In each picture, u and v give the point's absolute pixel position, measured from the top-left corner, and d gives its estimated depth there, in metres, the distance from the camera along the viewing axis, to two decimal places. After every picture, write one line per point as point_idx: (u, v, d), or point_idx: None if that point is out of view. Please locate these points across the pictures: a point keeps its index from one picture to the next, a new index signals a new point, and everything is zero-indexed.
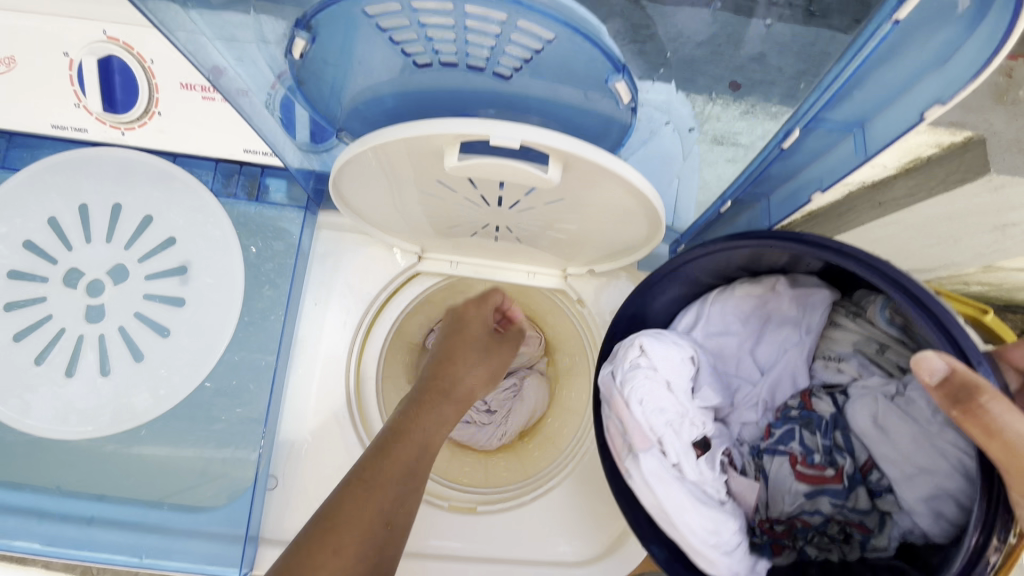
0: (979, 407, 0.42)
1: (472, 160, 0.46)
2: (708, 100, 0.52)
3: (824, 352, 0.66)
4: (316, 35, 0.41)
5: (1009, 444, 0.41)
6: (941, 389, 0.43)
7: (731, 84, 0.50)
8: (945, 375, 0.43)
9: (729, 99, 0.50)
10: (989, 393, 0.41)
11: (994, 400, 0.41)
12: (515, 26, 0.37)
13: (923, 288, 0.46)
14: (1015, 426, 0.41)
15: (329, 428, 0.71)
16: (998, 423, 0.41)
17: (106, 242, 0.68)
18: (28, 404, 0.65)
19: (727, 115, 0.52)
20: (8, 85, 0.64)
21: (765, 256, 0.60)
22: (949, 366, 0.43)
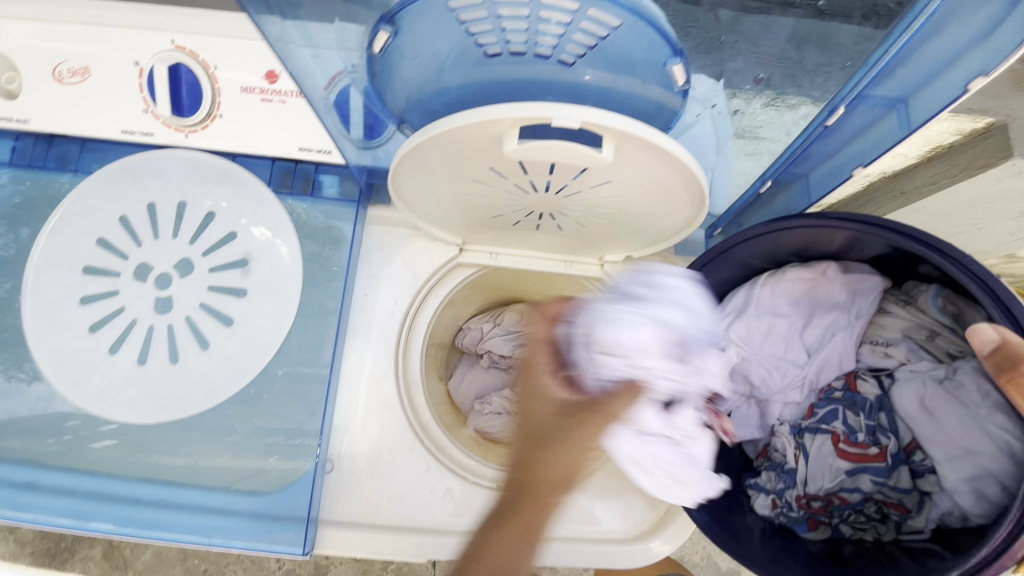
0: (1021, 376, 0.45)
1: (531, 143, 0.49)
2: (734, 96, 0.54)
3: (871, 337, 0.67)
4: (398, 30, 0.46)
5: None
6: (991, 358, 0.46)
7: (754, 79, 0.52)
8: (994, 344, 0.46)
9: (752, 93, 0.53)
10: None
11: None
12: (585, 15, 0.41)
13: (980, 265, 0.50)
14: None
15: (382, 413, 0.74)
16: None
17: (172, 238, 0.72)
18: (103, 390, 0.69)
19: (751, 108, 0.55)
20: (84, 92, 0.69)
21: (819, 238, 0.61)
22: (999, 337, 0.46)
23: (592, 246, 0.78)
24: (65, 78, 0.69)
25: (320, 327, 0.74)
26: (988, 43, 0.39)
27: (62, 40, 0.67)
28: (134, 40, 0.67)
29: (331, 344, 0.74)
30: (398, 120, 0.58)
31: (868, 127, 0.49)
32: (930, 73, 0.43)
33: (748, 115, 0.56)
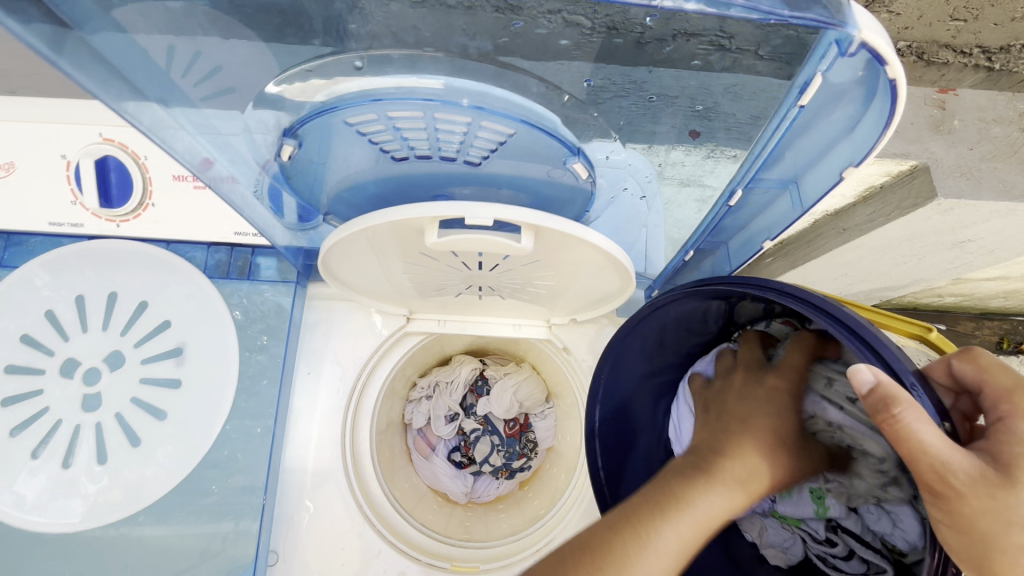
0: (893, 419, 0.39)
1: (450, 237, 0.50)
2: (669, 148, 0.51)
3: None
4: (303, 141, 0.47)
5: (912, 452, 0.39)
6: (865, 401, 0.41)
7: (691, 132, 0.49)
8: (870, 386, 0.40)
9: (690, 145, 0.50)
10: (905, 405, 0.38)
11: (910, 411, 0.38)
12: (479, 125, 0.43)
13: (844, 311, 0.44)
14: (923, 437, 0.38)
15: (329, 490, 0.72)
16: (909, 433, 0.39)
17: (102, 330, 0.70)
18: (26, 498, 0.65)
19: (691, 159, 0.51)
20: (9, 188, 0.68)
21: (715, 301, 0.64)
22: (875, 378, 0.40)
23: (541, 310, 0.78)
24: None
25: (259, 406, 0.71)
26: (851, 137, 0.41)
27: None
28: (60, 135, 0.67)
29: (271, 425, 0.71)
30: (325, 213, 0.60)
31: (768, 204, 0.51)
32: (809, 160, 0.45)
33: (678, 167, 0.52)
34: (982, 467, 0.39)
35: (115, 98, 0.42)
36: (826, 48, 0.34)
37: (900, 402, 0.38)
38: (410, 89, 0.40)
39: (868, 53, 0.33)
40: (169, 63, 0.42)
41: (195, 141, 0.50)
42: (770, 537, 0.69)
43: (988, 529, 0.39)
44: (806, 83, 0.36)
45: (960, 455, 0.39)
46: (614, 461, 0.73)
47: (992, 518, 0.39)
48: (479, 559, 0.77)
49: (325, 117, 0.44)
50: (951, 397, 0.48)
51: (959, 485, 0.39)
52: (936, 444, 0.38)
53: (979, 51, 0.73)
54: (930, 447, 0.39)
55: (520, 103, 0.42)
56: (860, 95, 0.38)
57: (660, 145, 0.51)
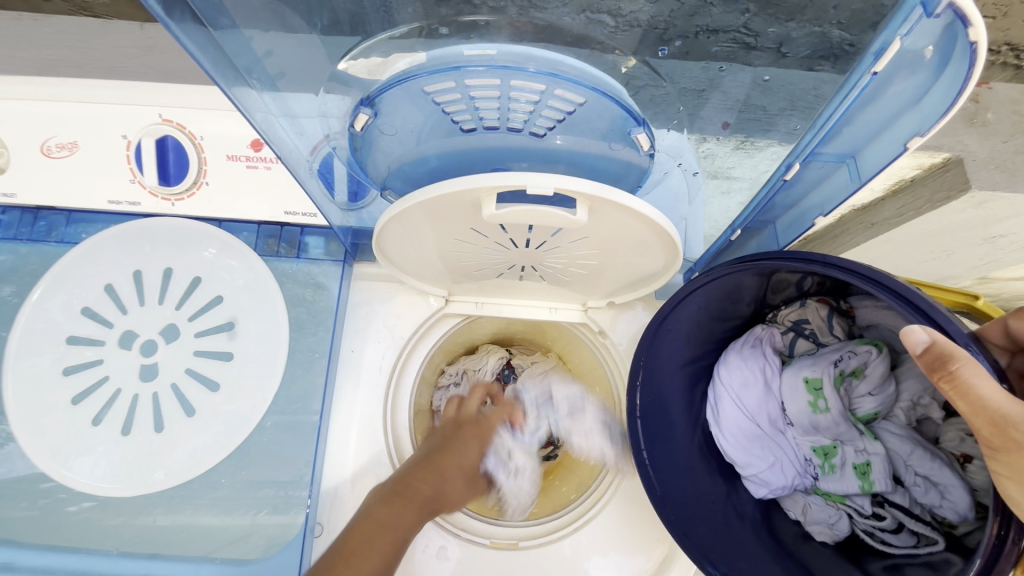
0: (952, 373, 0.42)
1: (509, 208, 0.52)
2: (702, 139, 0.58)
3: None
4: (378, 111, 0.48)
5: (975, 403, 0.41)
6: (920, 359, 0.43)
7: (723, 124, 0.56)
8: (925, 346, 0.43)
9: (721, 136, 0.57)
10: (964, 360, 0.41)
11: (969, 366, 0.41)
12: (552, 94, 0.44)
13: (904, 284, 0.46)
14: (981, 390, 0.41)
15: (370, 466, 0.74)
16: (967, 387, 0.41)
17: (158, 304, 0.72)
18: (86, 464, 0.68)
19: (721, 151, 0.58)
20: (72, 167, 0.71)
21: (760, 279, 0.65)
22: (931, 338, 0.43)
23: (577, 293, 0.80)
24: (52, 152, 0.71)
25: (309, 381, 0.74)
26: (919, 107, 0.42)
27: (51, 118, 0.70)
28: (122, 116, 0.69)
29: (319, 401, 0.73)
30: (381, 186, 0.61)
31: (823, 179, 0.52)
32: (871, 133, 0.46)
33: (719, 158, 0.59)
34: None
35: (224, 82, 0.45)
36: (909, 11, 0.34)
37: (958, 356, 0.41)
38: (489, 57, 0.42)
39: (952, 14, 0.34)
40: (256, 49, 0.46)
41: (271, 119, 0.53)
42: (815, 513, 0.69)
43: None
44: (884, 48, 0.37)
45: (1022, 408, 0.41)
46: (655, 441, 0.73)
47: None
48: (514, 536, 0.78)
49: (402, 86, 0.45)
50: (1006, 357, 0.55)
51: (1023, 437, 0.41)
52: (995, 398, 0.41)
53: (1007, 50, 0.78)
54: (989, 398, 0.41)
55: (592, 74, 0.44)
56: (933, 62, 0.38)
57: (695, 134, 0.58)
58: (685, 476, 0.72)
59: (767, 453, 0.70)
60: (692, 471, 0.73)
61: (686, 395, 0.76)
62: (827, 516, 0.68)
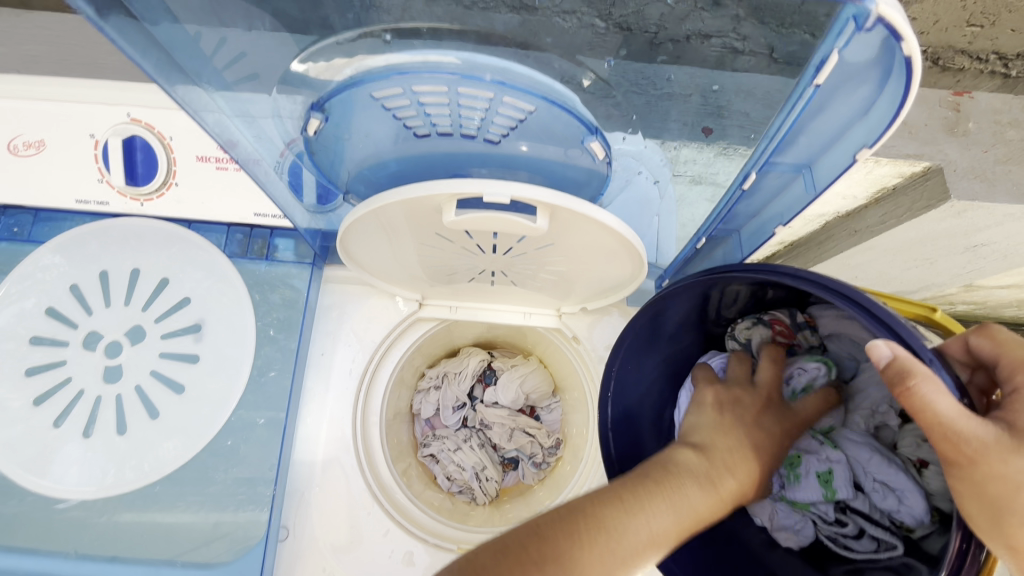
0: (910, 390, 0.41)
1: (468, 215, 0.52)
2: (681, 145, 0.54)
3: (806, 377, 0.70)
4: (330, 116, 0.48)
5: (932, 419, 0.41)
6: (883, 375, 0.42)
7: (703, 129, 0.51)
8: (887, 360, 0.42)
9: (703, 142, 0.52)
10: (922, 376, 0.40)
11: (926, 383, 0.40)
12: (501, 102, 0.44)
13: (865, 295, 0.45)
14: (938, 405, 0.40)
15: (336, 474, 0.73)
16: (926, 403, 0.41)
17: (124, 305, 0.72)
18: (47, 465, 0.67)
19: (703, 156, 0.53)
20: (39, 165, 0.70)
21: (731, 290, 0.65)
22: (893, 353, 0.42)
23: (549, 299, 0.79)
24: (19, 151, 0.70)
25: (276, 385, 0.73)
26: (866, 119, 0.41)
27: (20, 117, 0.70)
28: (91, 114, 0.69)
29: (285, 406, 0.72)
30: (344, 191, 0.61)
31: (782, 189, 0.52)
32: (823, 144, 0.45)
33: (695, 164, 0.55)
34: (996, 434, 0.42)
35: (169, 82, 0.46)
36: (844, 23, 0.34)
37: (917, 373, 0.40)
38: (436, 63, 0.41)
39: (884, 29, 0.34)
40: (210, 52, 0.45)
41: (224, 117, 0.52)
42: (782, 519, 0.68)
43: (997, 494, 0.41)
44: (823, 61, 0.37)
45: (972, 423, 0.41)
46: (627, 453, 0.72)
47: (1002, 485, 0.41)
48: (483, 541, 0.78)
49: (352, 91, 0.45)
50: (968, 373, 0.52)
51: (971, 450, 0.42)
52: (949, 412, 0.41)
53: (997, 58, 0.77)
54: (945, 415, 0.41)
55: (542, 81, 0.43)
56: (875, 76, 0.38)
57: (673, 141, 0.54)
58: None
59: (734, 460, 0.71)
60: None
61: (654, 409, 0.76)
62: (790, 519, 0.68)
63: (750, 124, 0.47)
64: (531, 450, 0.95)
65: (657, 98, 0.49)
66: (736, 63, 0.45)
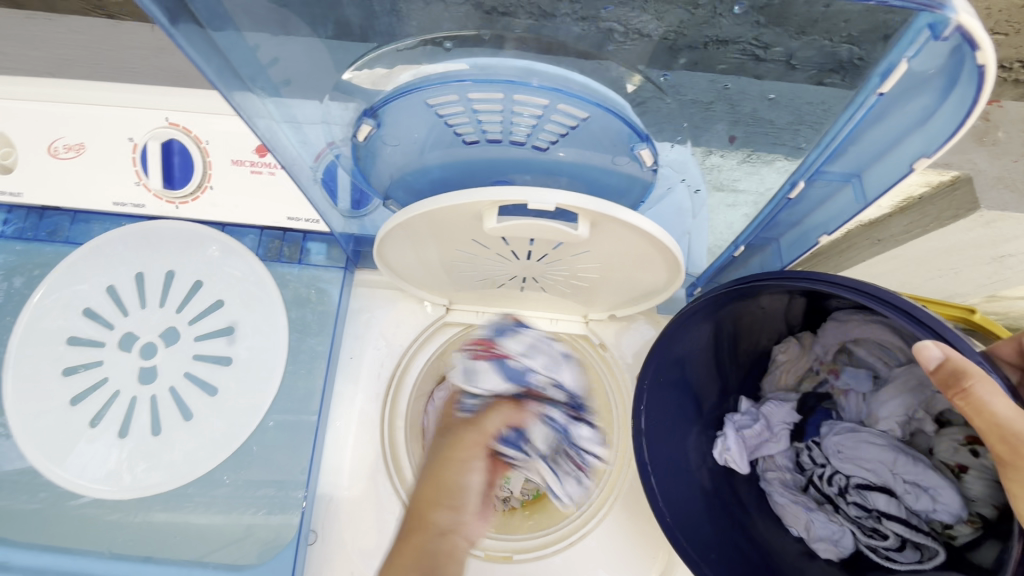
0: (965, 391, 0.41)
1: (510, 221, 0.52)
2: (708, 153, 0.54)
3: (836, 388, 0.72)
4: (381, 121, 0.48)
5: (994, 420, 0.41)
6: (934, 375, 0.43)
7: (730, 138, 0.52)
8: (939, 362, 0.42)
9: (727, 150, 0.53)
10: (977, 377, 0.41)
11: (982, 383, 0.41)
12: (555, 109, 0.44)
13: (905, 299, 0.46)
14: (997, 407, 0.40)
15: (367, 477, 0.73)
16: (981, 404, 0.41)
17: (159, 306, 0.72)
18: (83, 464, 0.68)
19: (728, 164, 0.54)
20: (78, 168, 0.71)
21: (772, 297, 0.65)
22: (943, 354, 0.42)
23: (577, 305, 0.79)
24: (60, 154, 0.71)
25: (305, 387, 0.73)
26: (925, 129, 0.41)
27: (60, 120, 0.71)
28: (130, 118, 0.70)
29: (316, 408, 0.73)
30: (383, 196, 0.61)
31: (827, 199, 0.52)
32: (876, 154, 0.45)
33: (724, 170, 0.55)
34: None
35: (226, 88, 0.46)
36: (916, 33, 0.34)
37: (973, 374, 0.40)
38: (493, 72, 0.42)
39: (960, 37, 0.34)
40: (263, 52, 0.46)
41: (273, 124, 0.53)
42: (818, 530, 0.66)
43: None
44: (890, 69, 0.37)
45: None
46: (662, 457, 0.71)
47: None
48: (509, 547, 0.77)
49: (405, 97, 0.45)
50: (1016, 374, 0.55)
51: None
52: (1010, 414, 0.40)
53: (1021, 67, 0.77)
54: (1003, 415, 0.40)
55: (595, 90, 0.44)
56: (939, 86, 0.38)
57: (702, 148, 0.53)
58: (691, 496, 0.72)
59: (740, 457, 0.71)
60: (699, 493, 0.72)
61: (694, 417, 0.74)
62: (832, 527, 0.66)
63: (789, 130, 0.47)
64: None
65: (688, 103, 0.49)
66: (763, 72, 0.46)
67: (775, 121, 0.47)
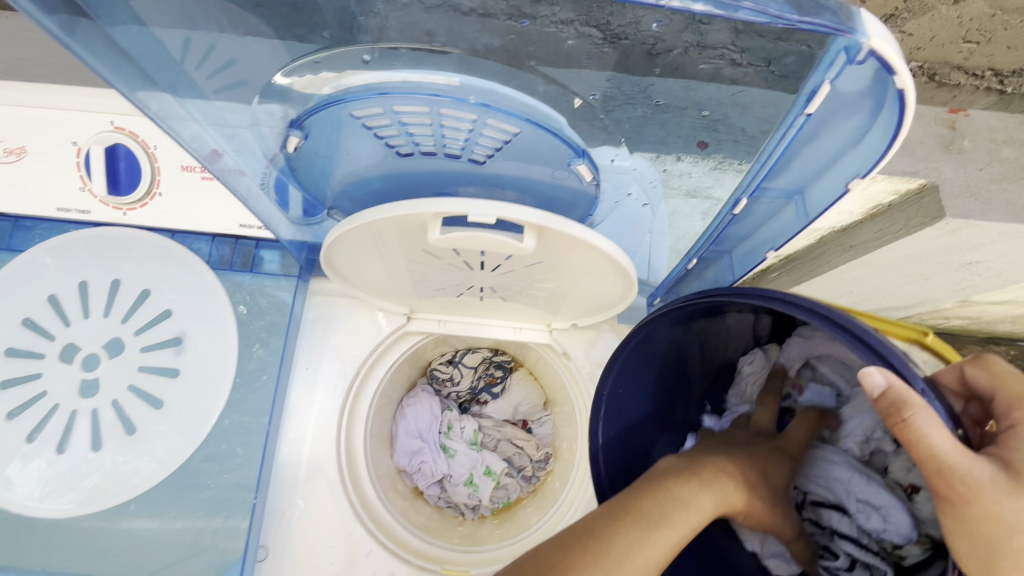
0: (905, 421, 0.40)
1: (453, 233, 0.51)
2: (675, 159, 0.50)
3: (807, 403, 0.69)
4: (309, 133, 0.48)
5: (930, 453, 0.41)
6: (877, 403, 0.41)
7: (698, 143, 0.48)
8: (881, 390, 0.41)
9: (697, 157, 0.49)
10: (917, 407, 0.40)
11: (922, 414, 0.40)
12: (485, 123, 0.43)
13: (859, 322, 0.44)
14: (935, 439, 0.40)
15: (323, 490, 0.72)
16: (921, 436, 0.40)
17: (103, 316, 0.70)
18: (20, 481, 0.66)
19: (698, 171, 0.50)
20: (19, 172, 0.69)
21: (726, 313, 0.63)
22: (887, 382, 0.40)
23: (541, 314, 0.78)
24: None
25: (257, 398, 0.71)
26: (859, 148, 0.41)
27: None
28: (73, 122, 0.67)
29: (268, 410, 0.71)
30: (329, 207, 0.60)
31: (774, 214, 0.51)
32: (817, 171, 0.45)
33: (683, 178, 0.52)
34: (991, 472, 0.41)
35: (130, 89, 0.43)
36: (835, 54, 0.34)
37: (912, 404, 0.39)
38: (416, 84, 0.41)
39: (876, 62, 0.34)
40: (185, 55, 0.43)
41: (200, 130, 0.51)
42: (773, 546, 0.67)
43: (989, 534, 0.42)
44: (814, 91, 0.36)
45: (970, 460, 0.41)
46: (620, 474, 0.70)
47: (993, 524, 0.41)
48: (468, 563, 0.76)
49: (332, 109, 0.44)
50: (961, 403, 0.53)
51: (965, 488, 0.41)
52: (945, 448, 0.40)
53: (992, 75, 0.77)
54: (941, 449, 0.40)
55: (527, 103, 0.42)
56: (868, 106, 0.38)
57: (668, 155, 0.50)
58: None
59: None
60: None
61: (653, 430, 0.74)
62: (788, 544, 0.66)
63: (754, 136, 0.44)
64: (520, 463, 0.94)
65: (659, 109, 0.47)
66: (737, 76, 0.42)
67: (746, 129, 0.44)
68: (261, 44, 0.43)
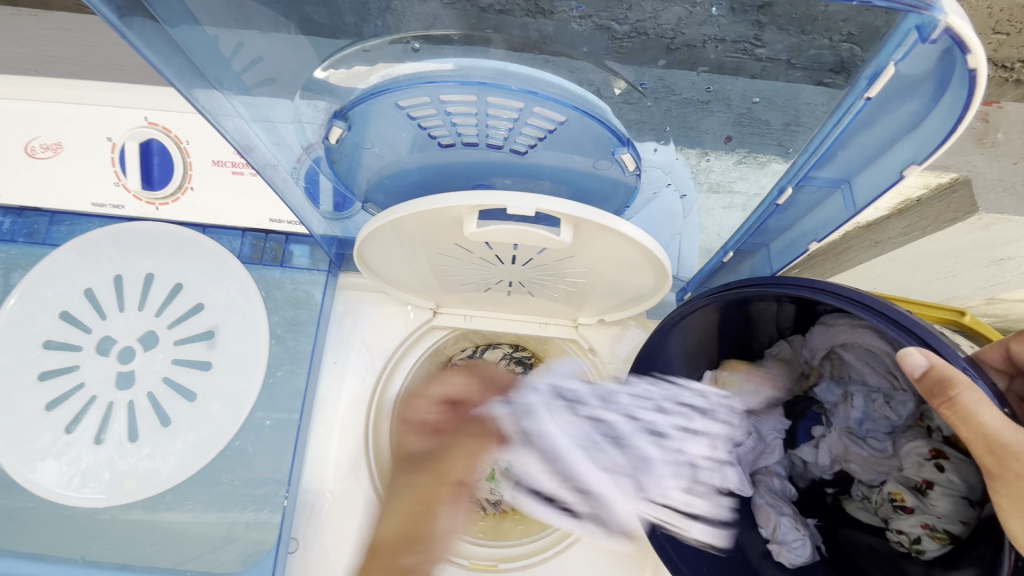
0: (951, 400, 0.40)
1: (490, 227, 0.50)
2: (702, 153, 0.50)
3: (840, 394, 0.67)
4: (352, 125, 0.47)
5: (979, 431, 0.39)
6: (919, 384, 0.41)
7: (725, 138, 0.48)
8: (923, 370, 0.40)
9: (722, 150, 0.49)
10: (964, 385, 0.39)
11: (970, 392, 0.39)
12: (532, 111, 0.43)
13: (895, 308, 0.44)
14: (983, 416, 0.39)
15: (351, 484, 0.72)
16: (968, 414, 0.39)
17: (138, 309, 0.71)
18: (59, 471, 0.67)
19: (720, 165, 0.51)
20: (55, 168, 0.70)
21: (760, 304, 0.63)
22: (929, 361, 0.40)
23: (568, 309, 0.77)
24: (37, 153, 0.70)
25: (286, 392, 0.72)
26: (916, 134, 0.40)
27: (36, 119, 0.69)
28: (107, 117, 0.68)
29: (299, 407, 0.72)
30: (362, 200, 0.60)
31: (818, 204, 0.50)
32: (867, 158, 0.44)
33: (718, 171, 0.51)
34: None
35: (187, 86, 0.45)
36: (904, 34, 0.33)
37: (959, 382, 0.39)
38: (466, 72, 0.41)
39: (949, 40, 0.32)
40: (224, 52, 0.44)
41: (244, 123, 0.51)
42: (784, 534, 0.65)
43: None
44: (879, 70, 0.36)
45: None
46: None
47: None
48: (496, 557, 0.77)
49: (376, 102, 0.44)
50: (1006, 379, 0.54)
51: (1023, 466, 0.38)
52: (996, 425, 0.39)
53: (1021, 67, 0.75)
54: (990, 426, 0.39)
55: (575, 92, 0.42)
56: (930, 90, 0.37)
57: (695, 149, 0.50)
58: None
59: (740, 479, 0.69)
60: None
61: None
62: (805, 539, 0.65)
63: (781, 131, 0.44)
64: None
65: (683, 103, 0.45)
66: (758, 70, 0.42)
67: (770, 122, 0.44)
68: (283, 42, 0.44)
